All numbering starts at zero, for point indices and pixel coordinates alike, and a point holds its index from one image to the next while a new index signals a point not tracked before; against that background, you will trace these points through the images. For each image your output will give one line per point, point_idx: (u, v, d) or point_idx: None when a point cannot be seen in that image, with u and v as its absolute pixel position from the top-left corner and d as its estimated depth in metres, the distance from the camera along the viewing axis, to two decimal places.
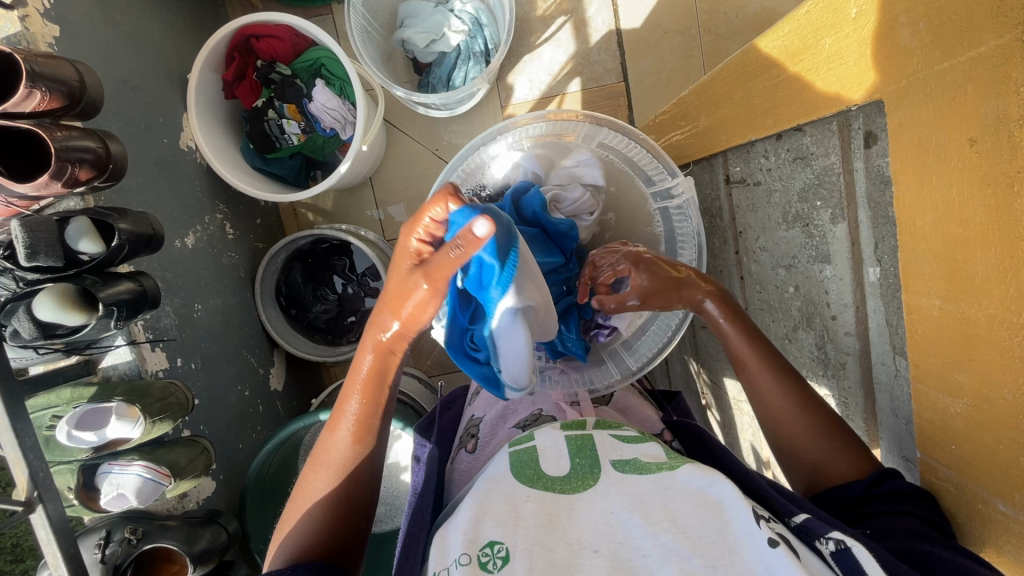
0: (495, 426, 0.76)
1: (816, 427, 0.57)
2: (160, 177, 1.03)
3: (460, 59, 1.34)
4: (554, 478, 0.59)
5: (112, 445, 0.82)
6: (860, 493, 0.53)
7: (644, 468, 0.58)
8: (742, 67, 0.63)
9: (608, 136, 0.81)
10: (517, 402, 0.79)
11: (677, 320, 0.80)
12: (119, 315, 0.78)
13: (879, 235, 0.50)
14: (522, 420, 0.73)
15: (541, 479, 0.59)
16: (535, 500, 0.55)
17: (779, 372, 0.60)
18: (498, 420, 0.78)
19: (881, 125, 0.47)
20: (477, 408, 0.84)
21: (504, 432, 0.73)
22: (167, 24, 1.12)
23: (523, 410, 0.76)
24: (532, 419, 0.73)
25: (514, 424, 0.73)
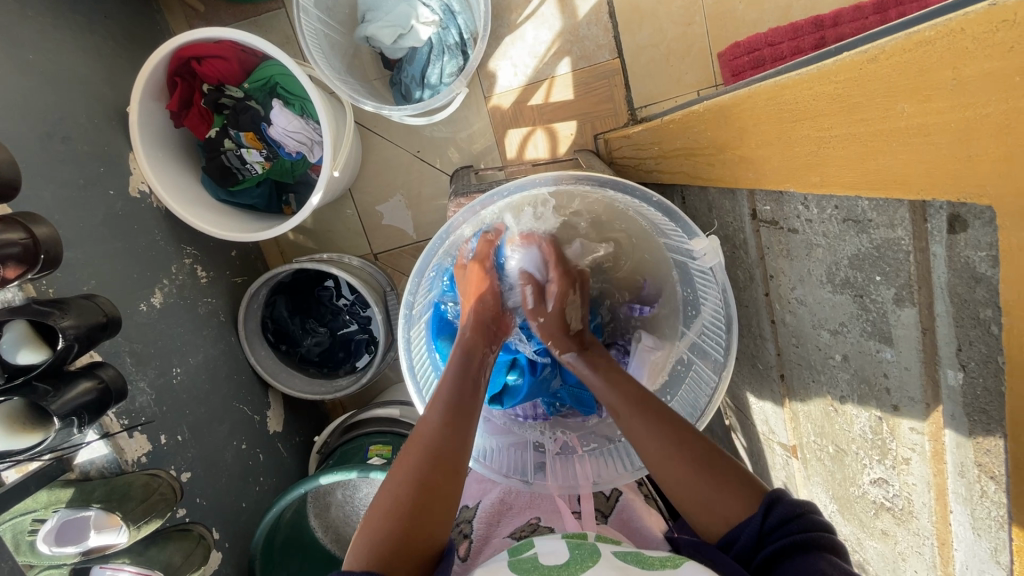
0: (489, 525, 0.70)
1: (703, 467, 0.58)
2: (113, 236, 0.91)
3: (433, 54, 1.17)
4: (551, 564, 0.50)
5: (99, 548, 0.78)
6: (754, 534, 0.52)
7: (645, 563, 0.50)
8: (773, 105, 0.51)
9: (615, 195, 0.72)
10: (512, 496, 0.73)
11: (705, 402, 0.69)
12: (81, 421, 0.71)
13: (965, 337, 0.40)
14: (517, 531, 0.68)
15: (539, 568, 0.50)
16: None
17: (653, 416, 0.63)
18: (493, 516, 0.71)
19: (976, 213, 0.36)
20: (466, 495, 0.77)
21: (499, 540, 0.68)
22: (92, 50, 0.96)
23: (519, 513, 0.71)
24: (528, 529, 0.68)
25: (509, 534, 0.68)
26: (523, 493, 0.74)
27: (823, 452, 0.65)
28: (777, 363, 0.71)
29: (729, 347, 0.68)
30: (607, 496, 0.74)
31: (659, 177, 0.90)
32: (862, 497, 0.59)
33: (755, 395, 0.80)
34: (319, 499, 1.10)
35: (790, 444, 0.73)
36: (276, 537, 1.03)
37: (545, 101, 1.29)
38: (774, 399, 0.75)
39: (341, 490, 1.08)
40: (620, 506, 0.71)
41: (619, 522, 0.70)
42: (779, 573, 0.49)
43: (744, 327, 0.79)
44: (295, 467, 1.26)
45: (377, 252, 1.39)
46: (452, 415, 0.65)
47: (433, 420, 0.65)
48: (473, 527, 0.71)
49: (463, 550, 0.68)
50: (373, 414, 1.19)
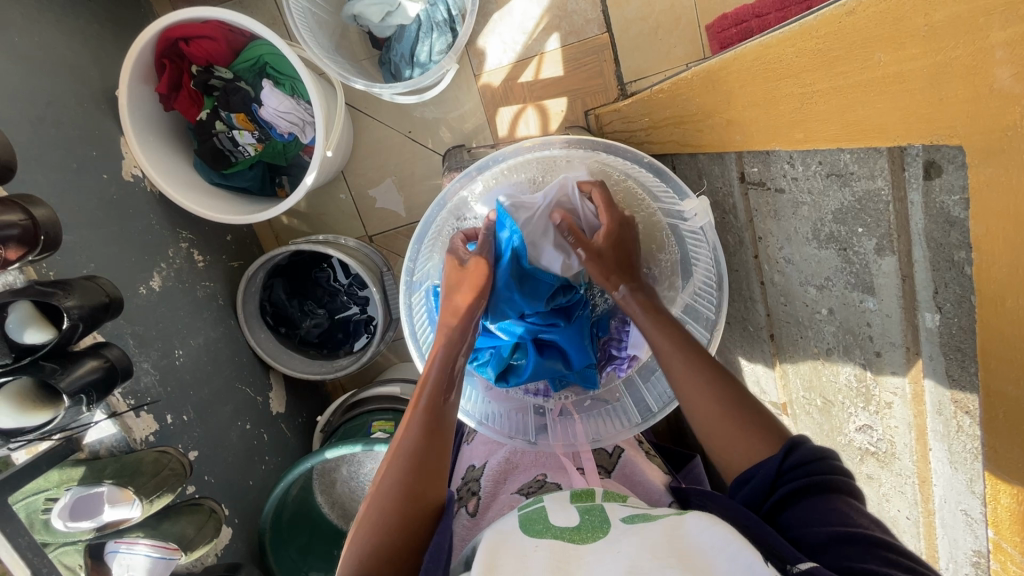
0: (497, 483, 0.72)
1: (731, 415, 0.58)
2: (109, 220, 0.91)
3: (422, 32, 1.17)
4: (564, 527, 0.51)
5: (115, 524, 0.81)
6: (774, 472, 0.53)
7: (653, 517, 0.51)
8: (760, 65, 0.52)
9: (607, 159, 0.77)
10: (518, 455, 0.75)
11: None
12: (90, 399, 0.72)
13: (941, 279, 0.42)
14: (524, 487, 0.69)
15: (549, 529, 0.51)
16: (546, 547, 0.47)
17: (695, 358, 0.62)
18: (500, 475, 0.73)
19: (949, 158, 0.38)
20: (472, 456, 0.79)
21: (506, 496, 0.69)
22: (79, 34, 0.95)
23: (525, 471, 0.73)
24: (536, 484, 0.69)
25: (515, 489, 0.70)
26: (528, 452, 0.75)
27: (812, 406, 0.68)
28: (766, 323, 0.74)
29: (721, 308, 0.71)
30: (611, 453, 0.76)
31: (650, 147, 0.91)
32: (848, 445, 0.62)
33: (747, 357, 0.83)
34: (324, 475, 1.10)
35: (781, 401, 0.76)
36: (284, 511, 1.06)
37: (535, 77, 1.29)
38: (765, 359, 0.77)
39: (345, 466, 1.09)
40: (623, 463, 0.73)
41: (622, 477, 0.72)
42: (795, 512, 0.50)
43: (734, 291, 0.81)
44: (299, 447, 1.28)
45: (372, 234, 1.40)
46: (429, 422, 0.62)
47: (409, 436, 0.60)
48: (481, 484, 0.72)
49: (472, 506, 0.70)
50: (374, 392, 1.21)
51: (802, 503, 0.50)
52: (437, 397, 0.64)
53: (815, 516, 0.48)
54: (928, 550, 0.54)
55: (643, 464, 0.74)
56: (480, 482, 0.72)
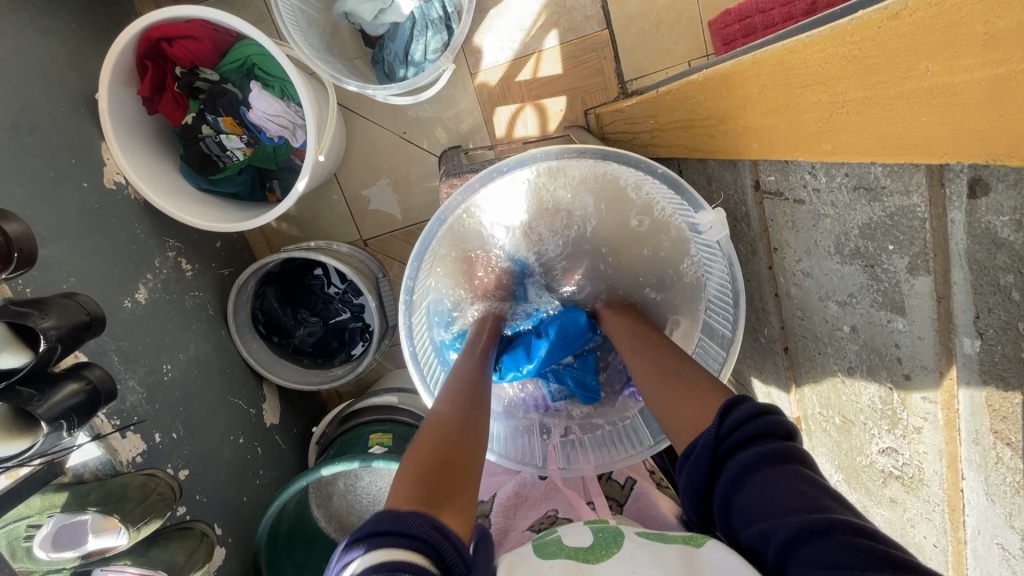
0: (507, 519, 0.70)
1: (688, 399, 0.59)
2: (90, 231, 0.87)
3: (416, 29, 1.13)
4: (576, 548, 0.53)
5: (100, 551, 0.76)
6: (714, 441, 0.50)
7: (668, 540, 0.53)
8: (781, 70, 0.48)
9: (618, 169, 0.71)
10: (527, 487, 0.72)
11: (714, 375, 0.70)
12: (71, 424, 0.69)
13: (984, 304, 0.39)
14: (535, 523, 0.67)
15: (563, 550, 0.52)
16: (558, 569, 0.49)
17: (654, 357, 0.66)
18: (510, 510, 0.71)
19: (1000, 177, 0.35)
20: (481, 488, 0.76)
21: (519, 533, 0.67)
22: (54, 34, 0.90)
23: (535, 505, 0.70)
24: (547, 521, 0.67)
25: (526, 526, 0.67)
26: (538, 484, 0.72)
27: (829, 423, 0.65)
28: (780, 336, 0.71)
29: (738, 325, 0.68)
30: (623, 484, 0.73)
31: (655, 150, 0.88)
32: (869, 466, 0.60)
33: (758, 369, 0.80)
34: (321, 488, 1.10)
35: (794, 416, 0.73)
36: (280, 529, 1.03)
37: (533, 76, 1.25)
38: (777, 372, 0.74)
39: (342, 479, 1.09)
40: (635, 495, 0.70)
41: (635, 511, 0.69)
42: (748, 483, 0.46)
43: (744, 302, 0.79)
44: (294, 459, 1.25)
45: (366, 238, 1.36)
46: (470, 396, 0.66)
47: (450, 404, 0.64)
48: (491, 520, 0.70)
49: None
50: (371, 403, 1.18)
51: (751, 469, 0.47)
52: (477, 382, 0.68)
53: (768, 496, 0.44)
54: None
55: (656, 494, 0.71)
56: (490, 516, 0.70)
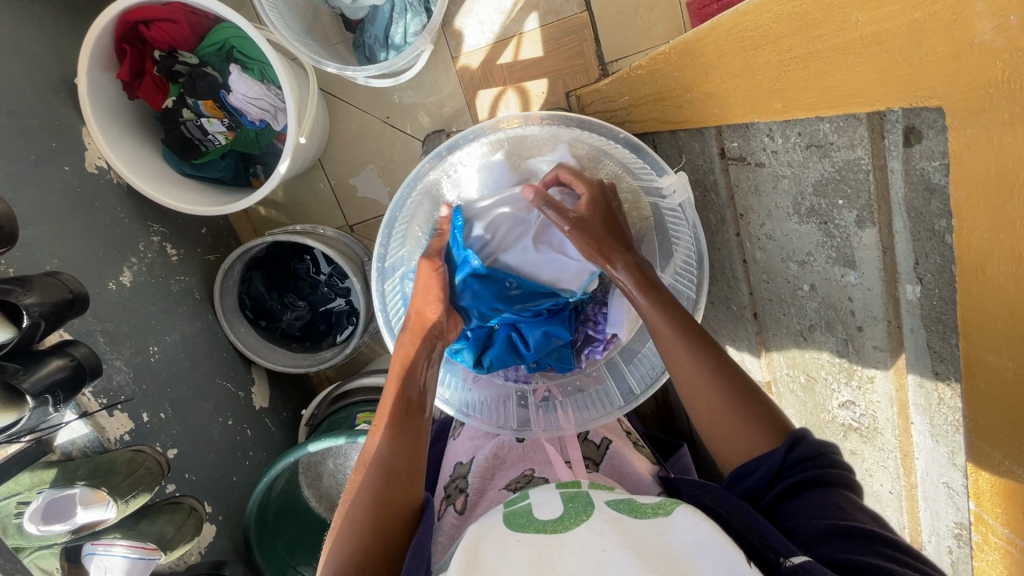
0: (485, 479, 0.69)
1: (736, 409, 0.57)
2: (74, 214, 0.88)
3: (395, 12, 1.13)
4: (546, 520, 0.50)
5: (90, 526, 0.78)
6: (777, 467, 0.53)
7: (638, 512, 0.49)
8: (736, 34, 0.50)
9: (583, 137, 0.74)
10: (505, 449, 0.72)
11: None
12: (57, 399, 0.70)
13: (922, 250, 0.41)
14: (512, 482, 0.68)
15: (533, 524, 0.50)
16: (527, 543, 0.47)
17: (692, 339, 0.61)
18: (488, 471, 0.70)
19: (929, 122, 0.36)
20: (459, 452, 0.77)
21: (496, 492, 0.67)
22: (32, 18, 0.90)
23: (514, 466, 0.71)
24: (523, 480, 0.68)
25: (503, 486, 0.68)
26: (516, 446, 0.73)
27: (796, 384, 0.67)
28: (749, 302, 0.73)
29: (701, 289, 0.70)
30: (598, 444, 0.74)
31: (631, 127, 0.89)
32: (832, 422, 0.62)
33: (732, 338, 0.82)
34: (310, 468, 1.09)
35: (765, 380, 0.75)
36: (269, 506, 1.05)
37: (514, 59, 1.25)
38: (749, 339, 0.76)
39: (331, 459, 1.08)
40: (610, 454, 0.72)
41: (610, 469, 0.71)
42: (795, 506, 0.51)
43: (717, 272, 0.80)
44: (284, 441, 1.26)
45: (352, 223, 1.37)
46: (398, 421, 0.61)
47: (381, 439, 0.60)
48: (469, 480, 0.70)
49: (460, 504, 0.68)
50: (358, 384, 1.19)
51: (801, 497, 0.51)
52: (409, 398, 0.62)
53: (814, 510, 0.49)
54: (910, 524, 0.54)
55: (630, 454, 0.73)
56: (468, 478, 0.70)
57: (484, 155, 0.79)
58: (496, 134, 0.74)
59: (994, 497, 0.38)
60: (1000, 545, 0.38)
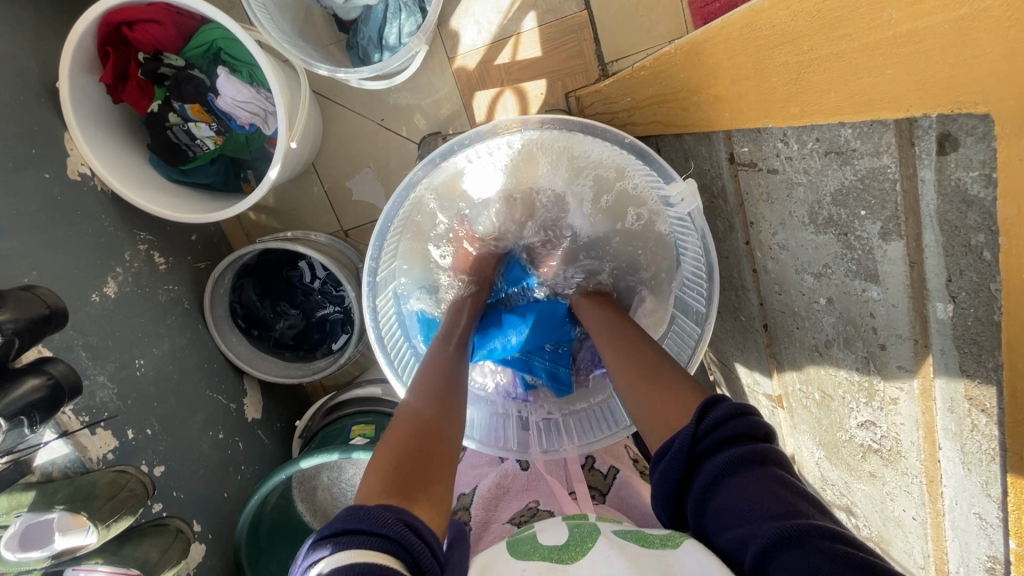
0: (487, 511, 0.66)
1: (650, 386, 0.59)
2: (54, 223, 0.85)
3: (389, 12, 1.10)
4: (551, 548, 0.52)
5: (70, 550, 0.75)
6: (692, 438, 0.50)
7: (645, 541, 0.51)
8: (748, 33, 0.47)
9: (584, 143, 0.71)
10: (509, 478, 0.69)
11: (688, 354, 0.69)
12: (32, 420, 0.67)
13: (956, 266, 0.38)
14: (516, 516, 0.64)
15: (537, 551, 0.52)
16: (531, 573, 0.49)
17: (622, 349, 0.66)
18: (490, 502, 0.67)
19: (968, 129, 0.33)
20: (462, 482, 0.72)
21: (498, 527, 0.64)
22: (10, 19, 0.87)
23: (517, 497, 0.67)
24: (528, 515, 0.64)
25: (508, 519, 0.64)
26: (520, 476, 0.70)
27: (810, 399, 0.64)
28: (760, 314, 0.69)
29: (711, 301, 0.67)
30: (605, 473, 0.70)
31: (633, 129, 0.86)
32: (849, 441, 0.59)
33: (740, 349, 0.79)
34: (304, 482, 1.08)
35: (776, 394, 0.72)
36: (261, 524, 1.01)
37: (512, 59, 1.22)
38: (758, 350, 0.73)
39: (326, 473, 1.07)
40: (617, 484, 0.68)
41: (617, 500, 0.68)
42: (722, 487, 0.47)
43: (725, 280, 0.77)
44: (278, 453, 1.23)
45: (347, 228, 1.33)
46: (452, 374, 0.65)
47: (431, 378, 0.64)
48: (472, 513, 0.66)
49: None
50: (354, 395, 1.16)
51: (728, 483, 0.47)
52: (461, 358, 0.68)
53: (745, 502, 0.44)
54: (935, 552, 0.51)
55: (638, 483, 0.69)
56: (470, 510, 0.66)
57: (483, 155, 0.75)
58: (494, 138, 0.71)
59: None
60: None
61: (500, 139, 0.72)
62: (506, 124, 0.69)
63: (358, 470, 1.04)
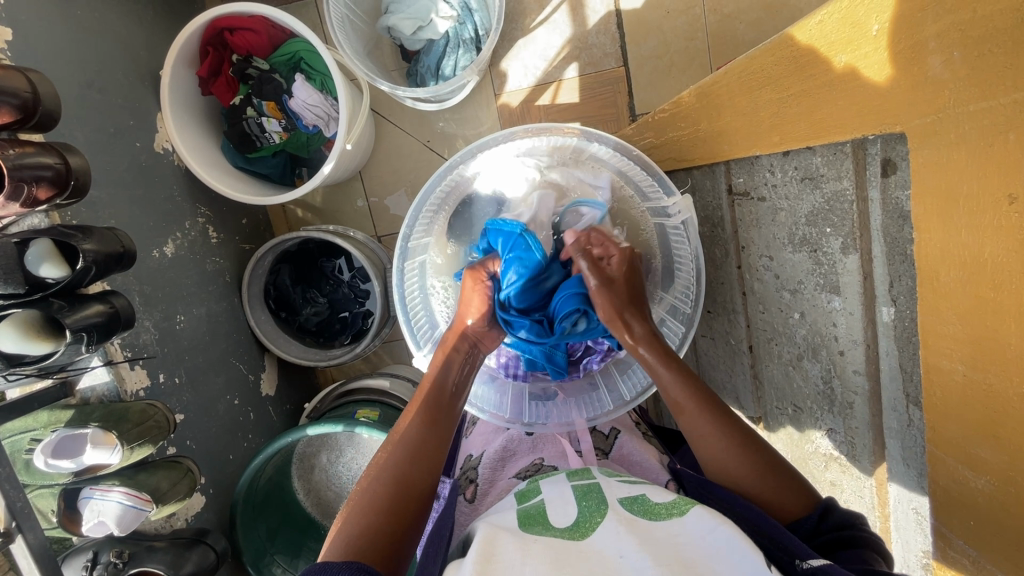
0: (494, 470, 0.73)
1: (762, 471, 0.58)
2: (136, 184, 0.97)
3: (449, 47, 1.25)
4: (561, 525, 0.51)
5: (92, 470, 0.82)
6: (812, 528, 0.54)
7: (653, 513, 0.51)
8: (745, 75, 0.56)
9: (600, 150, 0.79)
10: (515, 442, 0.76)
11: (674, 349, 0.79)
12: (91, 338, 0.75)
13: (896, 273, 0.45)
14: (523, 470, 0.71)
15: (548, 526, 0.51)
16: (545, 542, 0.48)
17: (718, 414, 0.62)
18: (497, 463, 0.74)
19: (902, 154, 0.41)
20: (471, 445, 0.81)
21: (505, 481, 0.71)
22: (134, 16, 1.03)
23: (523, 457, 0.74)
24: (533, 469, 0.71)
25: (515, 474, 0.71)
26: (526, 439, 0.77)
27: (784, 416, 0.69)
28: (745, 335, 0.75)
29: (695, 298, 0.76)
30: (607, 434, 0.78)
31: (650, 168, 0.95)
32: (815, 453, 0.64)
33: (727, 374, 0.84)
34: (304, 460, 1.14)
35: (756, 414, 0.77)
36: (258, 487, 1.04)
37: (552, 102, 1.35)
38: (743, 374, 0.78)
39: (325, 454, 1.13)
40: (619, 443, 0.76)
41: (618, 457, 0.75)
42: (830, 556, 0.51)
43: (718, 306, 0.83)
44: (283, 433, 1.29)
45: (381, 233, 1.44)
46: (429, 416, 0.66)
47: (411, 425, 0.65)
48: (479, 472, 0.74)
49: (470, 493, 0.71)
50: (365, 384, 1.23)
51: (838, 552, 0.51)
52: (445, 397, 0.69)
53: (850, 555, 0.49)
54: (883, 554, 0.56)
55: (638, 443, 0.77)
56: (478, 470, 0.74)
57: (517, 154, 0.83)
58: (527, 140, 0.79)
59: (951, 510, 0.41)
60: (953, 559, 0.42)
61: (535, 140, 0.79)
62: (559, 130, 0.78)
63: (357, 453, 1.11)
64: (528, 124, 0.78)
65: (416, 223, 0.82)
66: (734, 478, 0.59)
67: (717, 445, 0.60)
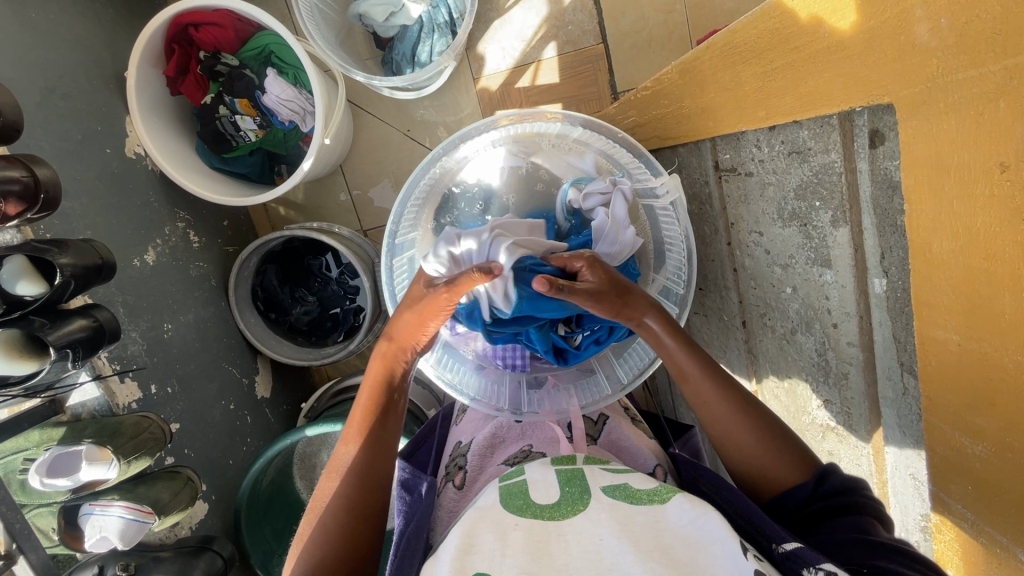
0: (483, 457, 0.73)
1: (765, 439, 0.59)
2: (110, 192, 0.94)
3: (423, 32, 1.21)
4: (542, 508, 0.51)
5: (90, 485, 0.82)
6: (805, 497, 0.55)
7: (634, 498, 0.51)
8: (727, 50, 0.56)
9: (585, 135, 0.79)
10: (504, 429, 0.76)
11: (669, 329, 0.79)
12: (76, 355, 0.74)
13: (887, 244, 0.45)
14: (511, 456, 0.70)
15: (530, 508, 0.52)
16: (525, 528, 0.48)
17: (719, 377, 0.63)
18: (487, 449, 0.74)
19: (890, 124, 0.41)
20: (460, 433, 0.80)
21: (494, 467, 0.70)
22: (93, 15, 0.99)
23: (512, 443, 0.74)
24: (522, 454, 0.70)
25: (503, 460, 0.71)
26: (514, 427, 0.77)
27: (780, 389, 0.69)
28: (739, 312, 0.75)
29: (687, 280, 0.76)
30: (596, 420, 0.79)
31: None
32: (812, 423, 0.64)
33: (722, 351, 0.84)
34: (305, 460, 1.14)
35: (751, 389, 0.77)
36: (260, 491, 1.04)
37: (532, 83, 1.32)
38: (738, 351, 0.78)
39: (326, 452, 1.13)
40: (608, 429, 0.76)
41: (609, 443, 0.75)
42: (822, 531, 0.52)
43: (710, 283, 0.83)
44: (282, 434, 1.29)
45: (366, 227, 1.42)
46: (370, 435, 0.65)
47: (352, 449, 0.64)
48: (468, 459, 0.73)
49: (459, 480, 0.71)
50: (360, 380, 1.22)
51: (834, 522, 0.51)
52: (383, 402, 0.67)
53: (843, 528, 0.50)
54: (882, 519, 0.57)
55: (629, 430, 0.77)
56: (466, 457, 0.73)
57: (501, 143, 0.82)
58: (511, 127, 0.78)
59: (949, 477, 0.42)
60: (953, 523, 0.43)
61: (520, 127, 0.79)
62: (543, 116, 0.77)
63: None
64: (513, 111, 0.78)
65: (403, 217, 0.81)
66: (735, 441, 0.61)
67: (721, 408, 0.62)
